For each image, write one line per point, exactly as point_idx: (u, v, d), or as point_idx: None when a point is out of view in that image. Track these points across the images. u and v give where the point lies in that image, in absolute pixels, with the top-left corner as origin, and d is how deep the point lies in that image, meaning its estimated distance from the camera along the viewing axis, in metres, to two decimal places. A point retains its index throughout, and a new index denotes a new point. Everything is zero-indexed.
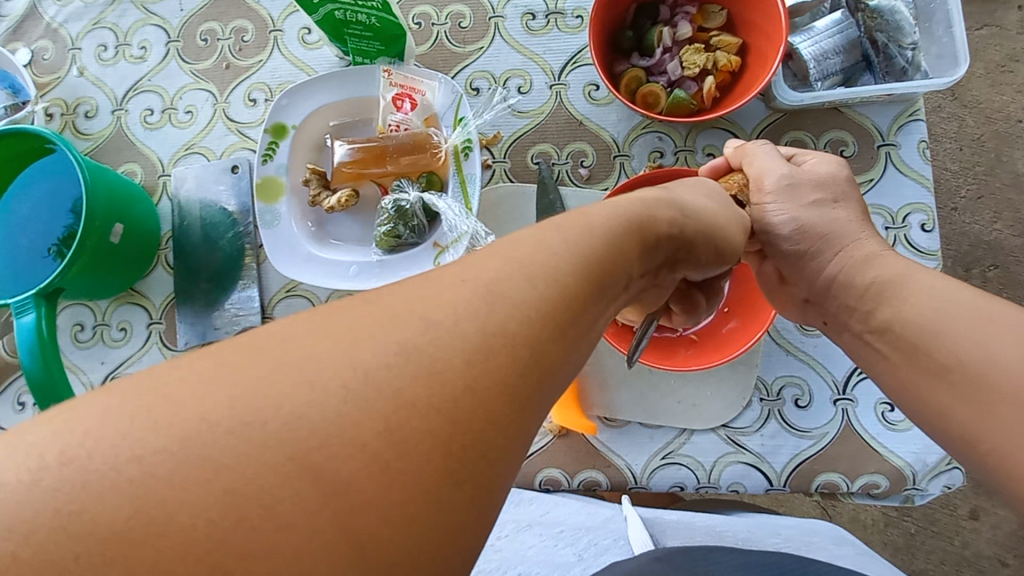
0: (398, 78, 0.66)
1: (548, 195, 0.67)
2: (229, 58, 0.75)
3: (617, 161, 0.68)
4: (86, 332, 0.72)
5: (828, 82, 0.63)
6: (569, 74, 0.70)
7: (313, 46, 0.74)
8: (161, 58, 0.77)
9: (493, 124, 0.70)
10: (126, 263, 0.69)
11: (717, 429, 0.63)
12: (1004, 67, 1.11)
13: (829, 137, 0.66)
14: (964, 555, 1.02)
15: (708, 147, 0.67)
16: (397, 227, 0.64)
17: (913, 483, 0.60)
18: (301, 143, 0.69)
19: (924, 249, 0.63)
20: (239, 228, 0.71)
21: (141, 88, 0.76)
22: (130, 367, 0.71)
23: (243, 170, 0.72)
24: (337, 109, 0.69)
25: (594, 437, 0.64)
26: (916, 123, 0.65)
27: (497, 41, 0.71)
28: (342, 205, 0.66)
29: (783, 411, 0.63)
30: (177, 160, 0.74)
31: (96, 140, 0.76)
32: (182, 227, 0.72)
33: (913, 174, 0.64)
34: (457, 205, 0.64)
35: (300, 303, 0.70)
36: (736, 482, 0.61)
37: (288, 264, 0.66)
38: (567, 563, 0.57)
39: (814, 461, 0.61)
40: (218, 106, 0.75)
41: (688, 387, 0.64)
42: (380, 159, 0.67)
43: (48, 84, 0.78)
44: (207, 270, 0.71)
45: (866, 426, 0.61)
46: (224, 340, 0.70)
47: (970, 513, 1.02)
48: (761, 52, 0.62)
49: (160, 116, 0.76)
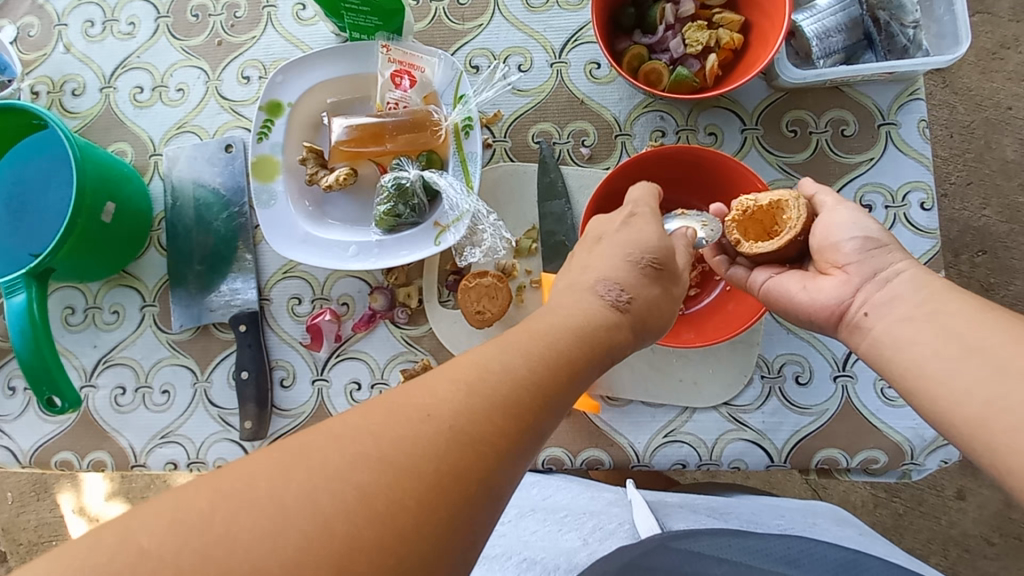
0: (398, 54, 0.65)
1: (549, 173, 0.66)
2: (221, 34, 0.74)
3: (618, 140, 0.68)
4: (77, 315, 0.71)
5: (830, 60, 0.63)
6: (570, 52, 0.69)
7: (308, 23, 0.73)
8: (150, 34, 0.75)
9: (493, 103, 0.69)
10: (118, 244, 0.67)
11: (719, 407, 0.63)
12: (995, 54, 1.11)
13: (830, 116, 0.66)
14: (951, 535, 1.04)
15: (710, 126, 0.67)
16: (397, 206, 0.63)
17: (911, 458, 0.61)
18: (297, 121, 0.68)
19: (923, 227, 0.63)
20: (233, 208, 0.70)
21: (130, 65, 0.74)
22: (124, 350, 0.70)
23: (237, 150, 0.71)
24: (335, 86, 0.68)
25: (596, 416, 0.64)
26: (917, 103, 0.66)
27: (497, 18, 0.70)
28: (340, 183, 0.65)
29: (784, 388, 0.63)
30: (169, 139, 0.73)
31: (84, 119, 0.74)
32: (174, 208, 0.70)
33: (913, 153, 0.65)
34: (458, 183, 0.63)
35: (297, 284, 0.69)
36: (737, 458, 0.62)
37: (286, 245, 0.64)
38: (571, 548, 0.55)
39: (814, 438, 0.62)
40: (210, 84, 0.73)
41: (690, 366, 0.64)
42: (379, 137, 0.66)
43: (34, 61, 0.75)
44: (202, 251, 0.69)
45: (865, 402, 0.62)
46: (220, 323, 0.68)
47: (957, 493, 1.05)
48: (763, 28, 0.61)
49: (150, 94, 0.74)
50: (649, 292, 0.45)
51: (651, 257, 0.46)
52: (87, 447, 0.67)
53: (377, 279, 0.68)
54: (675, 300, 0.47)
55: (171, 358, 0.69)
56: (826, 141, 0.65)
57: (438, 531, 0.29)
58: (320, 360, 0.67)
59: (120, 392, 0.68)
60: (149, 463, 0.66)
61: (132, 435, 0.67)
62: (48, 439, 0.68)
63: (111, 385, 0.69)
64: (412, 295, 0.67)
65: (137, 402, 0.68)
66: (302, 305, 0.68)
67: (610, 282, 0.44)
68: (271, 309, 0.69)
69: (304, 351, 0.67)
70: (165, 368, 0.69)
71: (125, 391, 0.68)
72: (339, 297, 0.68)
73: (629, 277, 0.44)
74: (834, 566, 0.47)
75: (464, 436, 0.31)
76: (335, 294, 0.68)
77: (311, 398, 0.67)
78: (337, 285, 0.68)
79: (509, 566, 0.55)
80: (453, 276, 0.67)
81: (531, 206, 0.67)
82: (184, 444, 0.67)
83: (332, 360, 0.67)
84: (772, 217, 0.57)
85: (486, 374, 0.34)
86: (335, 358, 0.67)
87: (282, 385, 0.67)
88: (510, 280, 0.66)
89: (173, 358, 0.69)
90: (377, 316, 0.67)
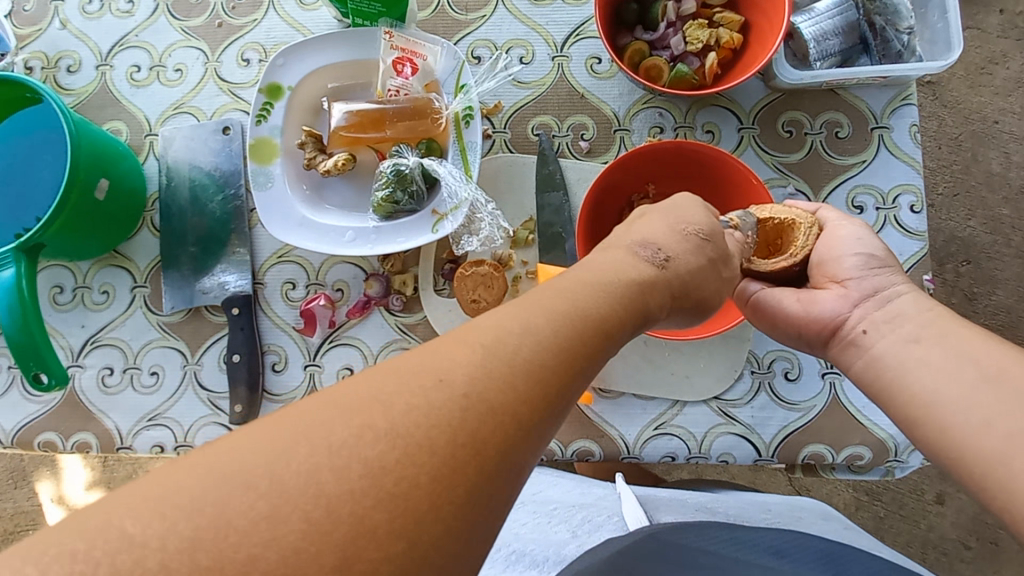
0: (400, 41, 0.65)
1: (548, 166, 0.67)
2: (222, 16, 0.73)
3: (617, 134, 0.68)
4: (65, 294, 0.70)
5: (826, 62, 0.64)
6: (571, 47, 0.70)
7: (311, 8, 0.73)
8: (149, 13, 0.74)
9: (494, 94, 0.69)
10: (109, 223, 0.66)
11: (708, 400, 0.64)
12: (984, 69, 1.14)
13: (825, 118, 0.67)
14: (930, 539, 1.06)
15: (707, 124, 0.68)
16: (395, 193, 0.63)
17: (895, 455, 0.62)
18: (297, 106, 0.67)
19: (913, 230, 0.64)
20: (229, 190, 0.69)
21: (128, 43, 0.74)
22: (113, 331, 0.69)
23: (234, 132, 0.70)
24: (337, 71, 0.68)
25: (589, 407, 0.64)
26: (909, 108, 0.67)
27: (499, 10, 0.71)
28: (339, 168, 0.65)
29: (773, 384, 0.64)
30: (166, 120, 0.72)
31: (79, 96, 0.73)
32: (169, 188, 0.70)
33: (904, 157, 0.66)
34: (458, 171, 0.63)
35: (291, 269, 0.69)
36: (726, 452, 0.63)
37: (282, 228, 0.64)
38: (561, 540, 0.57)
39: (801, 433, 0.62)
40: (209, 65, 0.72)
41: (682, 360, 0.64)
42: (379, 123, 0.66)
43: (29, 36, 0.74)
44: (196, 232, 0.69)
45: (851, 400, 0.63)
46: (212, 305, 0.68)
47: (936, 497, 1.07)
48: (763, 29, 0.62)
49: (148, 73, 0.73)
50: (692, 253, 0.45)
51: (697, 228, 0.46)
52: (72, 428, 0.66)
53: (373, 266, 0.68)
54: (721, 272, 0.47)
55: (161, 339, 0.68)
56: (821, 142, 0.67)
57: (482, 501, 0.28)
58: (313, 346, 0.67)
59: (107, 372, 0.68)
60: (136, 446, 0.66)
61: (119, 416, 0.66)
62: (31, 419, 0.66)
63: (98, 365, 0.68)
64: (408, 283, 0.67)
65: (125, 383, 0.67)
66: (297, 290, 0.68)
67: (650, 243, 0.44)
68: (264, 293, 0.68)
69: (297, 336, 0.67)
70: (154, 350, 0.68)
71: (113, 371, 0.68)
72: (334, 283, 0.68)
73: (674, 241, 0.45)
74: (820, 556, 0.48)
75: (503, 402, 0.30)
76: (331, 280, 0.68)
77: (302, 384, 0.66)
78: (332, 271, 0.68)
79: (497, 558, 0.56)
80: (450, 264, 0.67)
81: (529, 197, 0.67)
82: (171, 427, 0.66)
83: (325, 346, 0.67)
84: (781, 231, 0.56)
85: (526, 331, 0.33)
86: (328, 343, 0.67)
87: (274, 369, 0.67)
88: (506, 270, 0.66)
89: (163, 339, 0.68)
90: (372, 302, 0.67)
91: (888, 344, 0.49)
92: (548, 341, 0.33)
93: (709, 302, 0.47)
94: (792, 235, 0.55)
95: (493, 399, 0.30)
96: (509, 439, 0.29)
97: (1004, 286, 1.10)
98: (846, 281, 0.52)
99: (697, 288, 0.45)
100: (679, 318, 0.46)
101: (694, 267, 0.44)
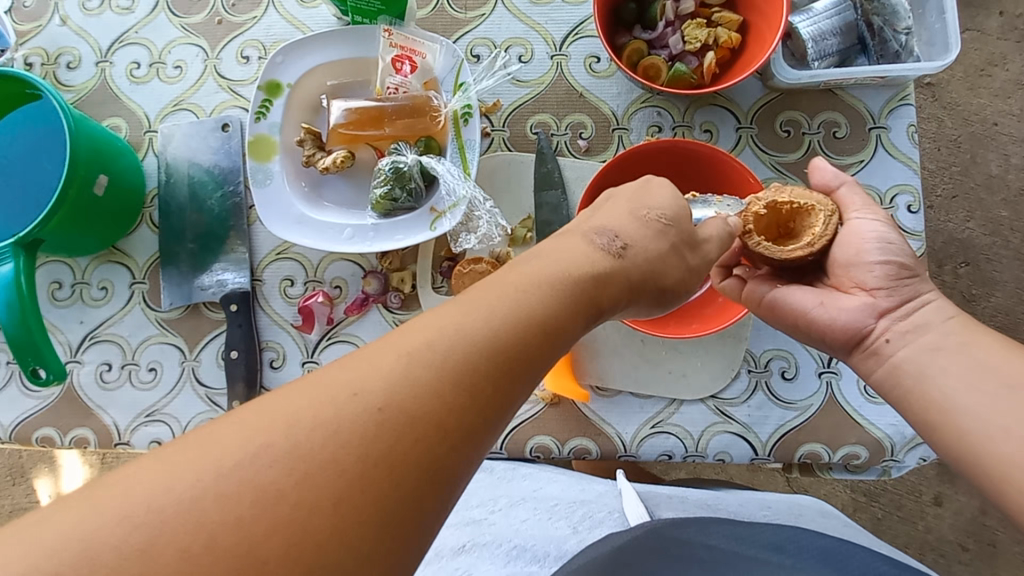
0: (399, 39, 0.65)
1: (546, 164, 0.67)
2: (222, 13, 0.73)
3: (616, 133, 0.68)
4: (64, 290, 0.70)
5: (825, 62, 0.65)
6: (570, 46, 0.70)
7: (310, 5, 0.73)
8: (149, 10, 0.74)
9: (493, 92, 0.69)
10: (108, 219, 0.66)
11: (705, 399, 0.64)
12: (983, 71, 1.14)
13: (823, 118, 0.67)
14: (927, 540, 1.06)
15: (706, 123, 0.68)
16: (394, 190, 0.63)
17: (891, 455, 0.62)
18: (296, 103, 0.67)
19: (910, 230, 0.65)
20: (227, 187, 0.69)
21: (128, 40, 0.74)
22: (111, 327, 0.69)
23: (233, 129, 0.70)
24: (336, 69, 0.68)
25: (586, 405, 0.64)
26: (907, 108, 0.67)
27: (499, 9, 0.71)
28: (337, 166, 0.65)
29: (770, 383, 0.64)
30: (165, 116, 0.72)
31: (78, 93, 0.73)
32: (168, 184, 0.70)
33: (902, 157, 0.66)
34: (456, 169, 0.64)
35: (290, 266, 0.69)
36: (723, 451, 0.63)
37: (279, 225, 0.64)
38: (562, 536, 0.57)
39: (798, 432, 0.63)
40: (209, 62, 0.73)
41: (679, 359, 0.65)
42: (378, 121, 0.66)
43: (29, 32, 0.74)
44: (194, 229, 0.69)
45: (849, 399, 0.63)
46: (211, 302, 0.68)
47: (934, 499, 1.07)
48: (761, 29, 0.62)
49: (147, 70, 0.73)
50: (652, 240, 0.45)
51: (659, 215, 0.47)
52: (70, 424, 0.66)
53: (371, 263, 0.68)
54: (686, 258, 0.47)
55: (159, 336, 0.68)
56: (819, 142, 0.67)
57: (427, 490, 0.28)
58: (311, 343, 0.67)
59: (105, 368, 0.68)
60: (133, 442, 0.66)
61: (117, 412, 0.66)
62: (29, 415, 0.66)
63: (97, 361, 0.68)
64: (406, 281, 0.67)
65: (123, 379, 0.67)
66: (295, 287, 0.68)
67: (608, 231, 0.44)
68: (262, 290, 0.68)
69: (295, 333, 0.67)
70: (152, 346, 0.68)
71: (111, 367, 0.68)
72: (333, 280, 0.68)
73: (635, 229, 0.45)
74: (819, 552, 0.48)
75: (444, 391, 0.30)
76: (329, 277, 0.68)
77: None
78: (331, 268, 0.68)
79: (498, 554, 0.56)
80: (448, 262, 0.67)
81: (527, 195, 0.67)
82: (169, 423, 0.66)
83: (323, 343, 0.67)
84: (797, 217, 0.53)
85: (472, 320, 0.33)
86: (326, 340, 0.67)
87: (272, 365, 0.67)
88: None
89: (161, 335, 0.68)
90: (370, 300, 0.67)
91: (910, 352, 0.49)
92: (493, 332, 0.33)
93: (670, 289, 0.47)
94: (808, 221, 0.53)
95: (443, 388, 0.30)
96: (452, 427, 0.30)
97: (1002, 288, 1.10)
98: (872, 290, 0.51)
99: (655, 281, 0.45)
100: (636, 306, 0.46)
101: (653, 257, 0.45)
